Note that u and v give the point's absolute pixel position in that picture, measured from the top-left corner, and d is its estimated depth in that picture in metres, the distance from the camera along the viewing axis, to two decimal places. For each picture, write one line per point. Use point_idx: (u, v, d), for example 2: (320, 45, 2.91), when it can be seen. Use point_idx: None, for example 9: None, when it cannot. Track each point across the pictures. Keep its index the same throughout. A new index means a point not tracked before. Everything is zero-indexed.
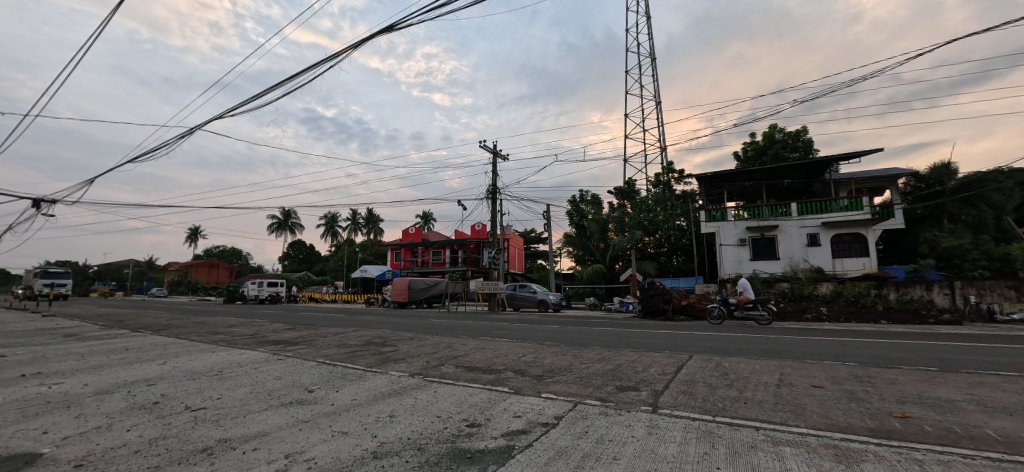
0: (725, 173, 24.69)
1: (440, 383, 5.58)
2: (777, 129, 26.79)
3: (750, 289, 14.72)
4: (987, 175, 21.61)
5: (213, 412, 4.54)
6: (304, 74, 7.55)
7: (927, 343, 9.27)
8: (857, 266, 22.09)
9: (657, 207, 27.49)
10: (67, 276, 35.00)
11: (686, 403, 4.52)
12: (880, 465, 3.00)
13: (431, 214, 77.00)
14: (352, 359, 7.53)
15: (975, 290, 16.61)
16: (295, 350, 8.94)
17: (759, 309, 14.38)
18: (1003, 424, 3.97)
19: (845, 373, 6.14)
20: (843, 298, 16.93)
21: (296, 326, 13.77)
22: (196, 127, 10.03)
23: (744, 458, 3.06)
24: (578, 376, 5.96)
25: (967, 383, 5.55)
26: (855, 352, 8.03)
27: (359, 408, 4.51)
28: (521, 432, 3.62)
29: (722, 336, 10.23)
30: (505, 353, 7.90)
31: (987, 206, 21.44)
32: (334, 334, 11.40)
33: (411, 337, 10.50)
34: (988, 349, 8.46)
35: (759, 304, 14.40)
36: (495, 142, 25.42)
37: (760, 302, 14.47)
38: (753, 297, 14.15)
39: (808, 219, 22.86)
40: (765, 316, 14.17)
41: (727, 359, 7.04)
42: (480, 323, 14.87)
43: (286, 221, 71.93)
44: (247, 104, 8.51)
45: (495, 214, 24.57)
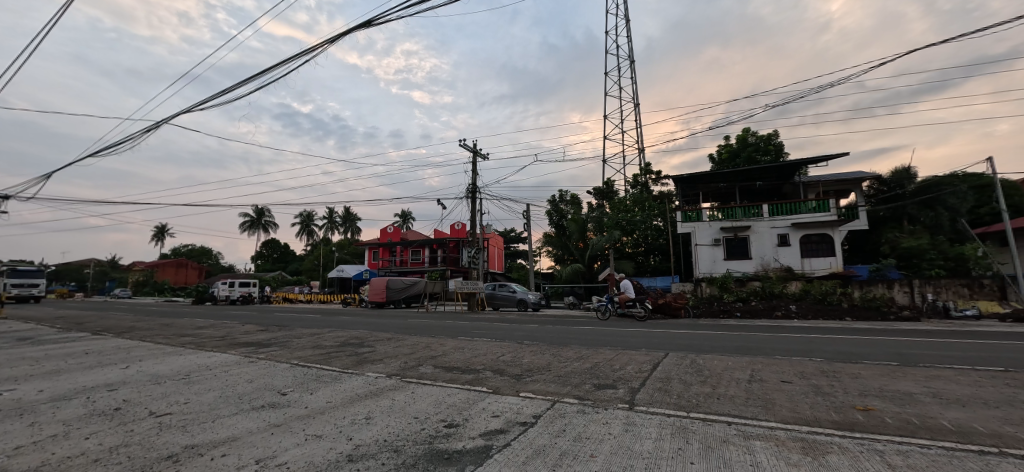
0: (700, 174, 25.26)
1: (418, 383, 5.53)
2: (750, 133, 27.60)
3: (630, 288, 16.53)
4: (943, 179, 22.83)
5: (179, 418, 4.35)
6: (278, 68, 7.59)
7: (889, 339, 9.69)
8: (824, 266, 22.96)
9: (635, 207, 27.92)
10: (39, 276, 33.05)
11: (661, 400, 4.60)
12: (844, 456, 3.11)
13: (409, 214, 76.13)
14: (327, 361, 7.36)
15: (932, 288, 17.50)
16: (267, 351, 8.69)
17: (637, 306, 16.37)
18: (957, 415, 4.20)
19: (812, 368, 6.39)
20: (810, 296, 17.68)
21: (269, 327, 13.36)
22: (164, 120, 9.78)
23: (717, 453, 3.13)
24: (555, 374, 5.99)
25: (924, 376, 5.85)
26: (821, 348, 8.34)
27: (334, 411, 4.41)
28: (499, 432, 3.61)
29: (696, 335, 10.49)
30: (484, 353, 7.87)
31: (943, 208, 22.66)
32: (310, 335, 11.12)
33: (388, 337, 10.33)
34: (944, 344, 8.91)
35: (636, 302, 16.43)
36: (474, 141, 25.26)
37: (638, 301, 16.47)
38: (632, 295, 16.06)
39: (778, 220, 23.64)
40: (640, 313, 16.16)
41: (701, 357, 7.20)
42: (460, 322, 14.81)
43: (259, 220, 69.91)
44: (218, 97, 8.43)
45: (474, 213, 24.48)
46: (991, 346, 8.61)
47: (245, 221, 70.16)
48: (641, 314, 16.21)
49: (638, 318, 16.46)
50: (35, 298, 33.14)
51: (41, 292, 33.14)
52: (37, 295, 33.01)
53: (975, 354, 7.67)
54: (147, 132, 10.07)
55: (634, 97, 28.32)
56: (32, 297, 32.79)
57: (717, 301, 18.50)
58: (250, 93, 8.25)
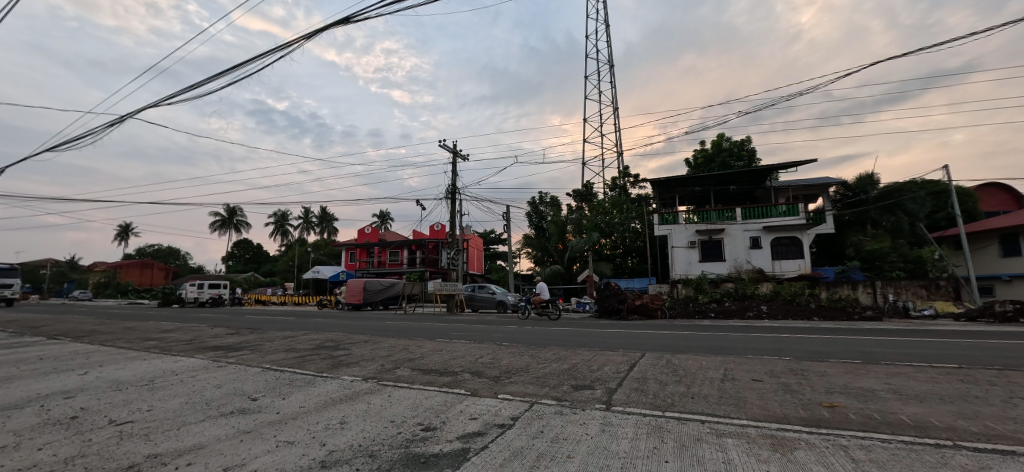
0: (677, 178, 25.81)
1: (394, 386, 5.44)
2: (724, 138, 28.39)
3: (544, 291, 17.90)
4: (903, 185, 23.98)
5: (141, 426, 4.16)
6: (251, 62, 7.39)
7: (855, 338, 10.09)
8: (793, 268, 23.73)
9: (613, 209, 28.27)
10: (10, 276, 31.05)
11: (638, 400, 4.67)
12: (811, 452, 3.22)
13: (388, 214, 75.22)
14: (301, 365, 7.19)
15: (893, 289, 18.47)
16: (238, 355, 8.39)
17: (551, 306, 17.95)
18: (914, 410, 4.42)
19: (782, 366, 6.59)
20: (781, 297, 18.30)
21: (241, 330, 12.96)
22: (129, 114, 9.40)
23: (691, 452, 3.19)
24: (534, 376, 6.00)
25: (886, 373, 6.11)
26: (790, 347, 8.65)
27: (307, 416, 4.30)
28: (477, 435, 3.60)
29: (672, 335, 10.71)
30: (462, 354, 7.82)
31: (903, 213, 23.81)
32: (283, 338, 10.82)
33: (366, 340, 10.16)
34: (903, 343, 9.39)
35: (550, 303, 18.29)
36: (455, 142, 25.10)
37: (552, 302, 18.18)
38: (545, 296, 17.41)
39: (750, 224, 24.37)
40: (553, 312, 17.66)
41: (676, 356, 7.35)
42: (439, 324, 14.73)
43: (231, 219, 67.61)
44: (188, 91, 8.15)
45: (454, 214, 24.35)
46: (943, 344, 9.14)
47: (216, 220, 67.80)
48: (553, 318, 18.91)
49: (551, 316, 18.86)
50: (6, 299, 30.80)
51: (12, 292, 30.98)
52: (10, 296, 30.87)
53: (930, 352, 8.13)
54: (110, 126, 9.59)
55: (613, 101, 28.70)
56: (6, 299, 30.63)
57: (692, 302, 18.85)
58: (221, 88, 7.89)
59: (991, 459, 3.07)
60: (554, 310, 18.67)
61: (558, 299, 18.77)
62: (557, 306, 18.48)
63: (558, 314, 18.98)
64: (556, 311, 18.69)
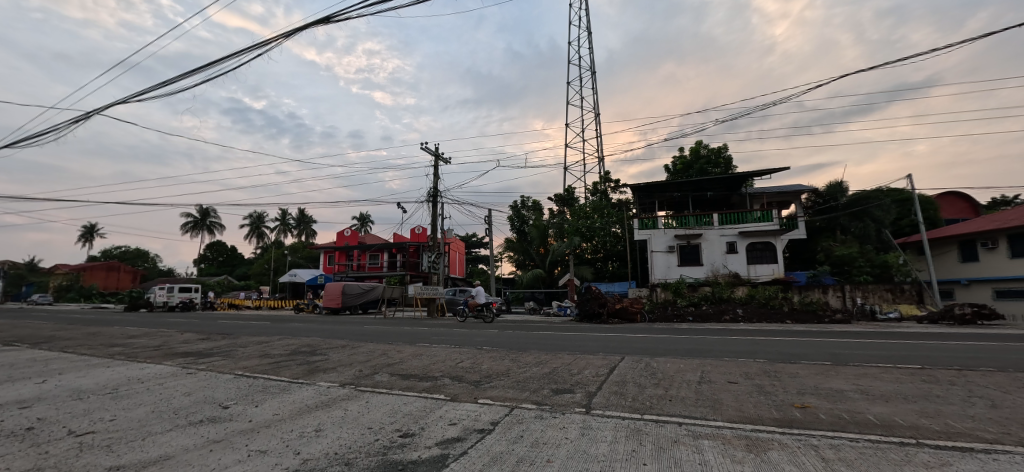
0: (656, 184, 26.31)
1: (372, 392, 5.34)
2: (702, 146, 29.09)
3: (482, 294, 19.20)
4: (870, 193, 25.04)
5: (102, 437, 3.96)
6: (227, 60, 7.22)
7: (825, 340, 10.44)
8: (767, 272, 24.39)
9: (594, 214, 28.63)
10: None
11: (617, 403, 4.71)
12: (783, 452, 3.30)
13: (368, 216, 74.22)
14: (275, 371, 6.98)
15: (861, 293, 19.21)
16: (208, 362, 8.10)
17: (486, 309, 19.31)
18: (880, 409, 4.60)
19: (756, 368, 6.76)
20: (755, 301, 18.81)
21: (213, 335, 12.52)
22: (97, 110, 9.05)
23: (669, 454, 3.24)
24: (514, 380, 6.00)
25: (854, 375, 6.33)
26: (765, 349, 8.87)
27: (280, 424, 4.18)
28: (456, 440, 3.56)
29: (650, 338, 10.85)
30: (443, 359, 7.76)
31: (870, 220, 24.83)
32: (257, 343, 10.51)
33: (344, 345, 9.97)
34: (869, 344, 9.78)
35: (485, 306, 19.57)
36: (436, 145, 25.09)
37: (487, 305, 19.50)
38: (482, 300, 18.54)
39: (727, 229, 24.99)
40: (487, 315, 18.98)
41: (654, 359, 7.46)
42: (419, 328, 14.55)
43: (203, 220, 65.46)
44: (160, 88, 7.91)
45: (435, 218, 24.18)
46: (907, 345, 9.57)
47: (188, 221, 65.57)
48: (489, 320, 19.95)
49: (486, 319, 20.02)
50: None
51: None
52: None
53: (895, 353, 8.48)
54: (74, 123, 9.18)
55: (595, 107, 29.10)
56: None
57: (671, 306, 19.15)
58: (196, 85, 7.67)
59: (950, 456, 3.21)
60: (489, 313, 19.86)
61: (495, 302, 19.94)
62: (492, 309, 19.81)
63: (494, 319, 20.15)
64: (491, 313, 19.84)
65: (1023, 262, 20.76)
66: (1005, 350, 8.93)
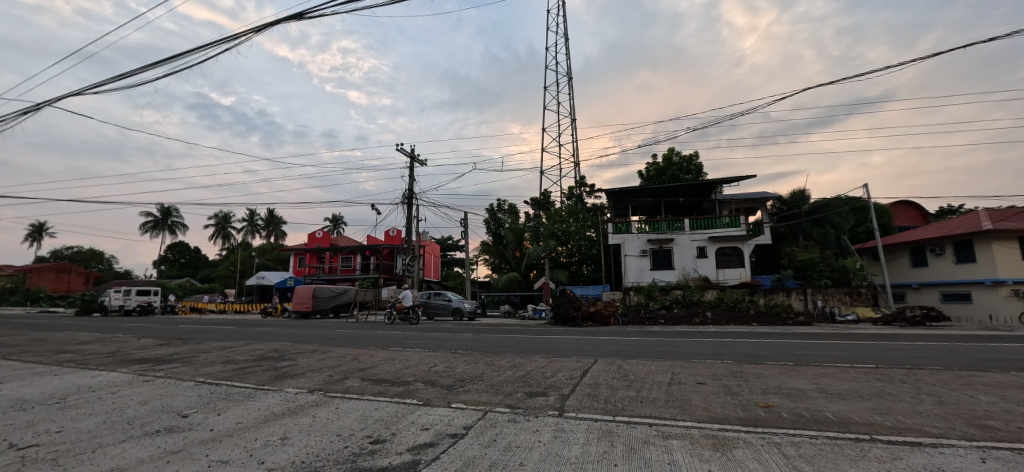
0: (630, 189, 26.82)
1: (342, 398, 5.21)
2: (674, 153, 29.92)
3: (410, 298, 19.99)
4: (831, 201, 26.24)
5: (48, 450, 3.70)
6: (193, 54, 6.93)
7: (787, 341, 10.89)
8: (735, 276, 25.17)
9: (570, 218, 28.92)
10: None
11: (590, 405, 4.76)
12: (747, 450, 3.41)
13: (341, 218, 72.66)
14: (240, 377, 6.72)
15: (822, 296, 20.12)
16: (167, 369, 7.70)
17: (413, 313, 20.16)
18: (838, 407, 4.82)
19: (722, 369, 6.97)
20: (724, 304, 19.41)
21: (172, 341, 11.93)
22: (48, 101, 8.51)
23: (639, 454, 3.30)
24: (488, 384, 5.97)
25: (814, 374, 6.63)
26: (732, 350, 9.17)
27: (245, 432, 4.03)
28: (428, 446, 3.52)
29: (623, 341, 11.04)
30: (416, 363, 7.65)
31: (830, 226, 26.04)
32: (220, 349, 10.07)
33: (314, 350, 9.69)
34: (828, 345, 10.26)
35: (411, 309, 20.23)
36: (412, 146, 24.92)
37: (413, 309, 20.23)
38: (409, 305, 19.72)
39: (697, 234, 25.69)
40: (414, 319, 20.11)
41: (627, 362, 7.58)
42: (391, 332, 14.35)
43: (165, 220, 62.50)
44: (118, 80, 7.53)
45: (410, 220, 23.88)
46: (860, 346, 10.09)
47: (147, 221, 62.41)
48: (414, 323, 20.40)
49: (411, 321, 20.44)
50: None
51: None
52: None
53: (851, 353, 8.92)
54: (22, 115, 8.61)
55: (571, 113, 29.48)
56: None
57: (644, 309, 19.57)
58: (158, 79, 7.34)
59: (901, 451, 3.39)
60: (415, 316, 20.32)
61: (421, 305, 20.49)
62: (418, 312, 20.37)
63: (419, 322, 20.75)
64: (417, 316, 20.27)
65: (967, 268, 22.19)
66: (948, 349, 9.55)
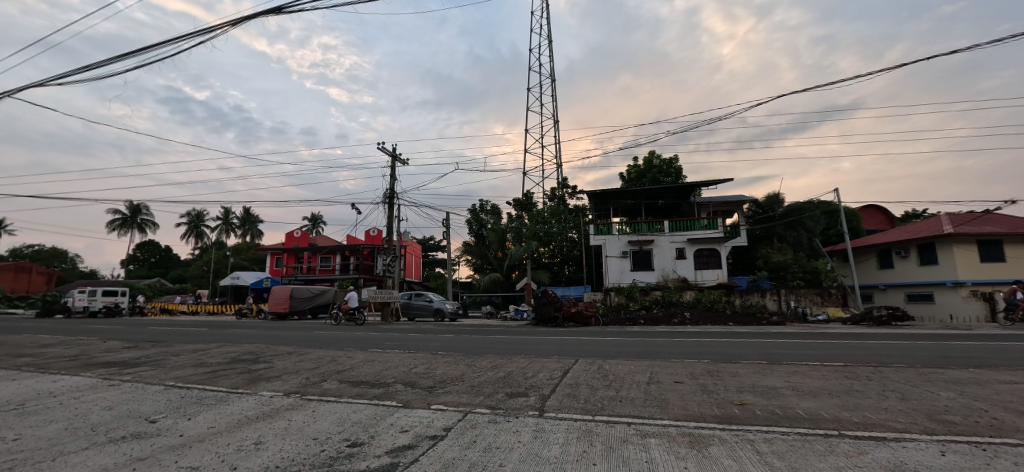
0: (611, 191, 27.17)
1: (319, 401, 5.11)
2: (655, 156, 30.43)
3: (356, 300, 20.00)
4: (804, 204, 27.04)
5: (2, 459, 3.51)
6: (165, 46, 6.70)
7: (762, 341, 11.20)
8: (713, 277, 25.72)
9: (552, 219, 29.08)
10: None
11: (570, 405, 4.80)
12: (721, 447, 3.50)
13: (319, 217, 71.23)
14: (213, 380, 6.53)
15: (794, 296, 20.78)
16: (134, 372, 7.41)
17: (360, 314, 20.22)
18: (808, 404, 4.99)
19: (699, 368, 7.13)
20: (702, 304, 19.84)
21: (140, 343, 11.48)
22: (6, 91, 8.08)
23: (618, 453, 3.34)
24: (469, 385, 5.95)
25: (787, 372, 6.84)
26: (709, 350, 9.38)
27: (217, 437, 3.91)
28: (407, 448, 3.48)
29: (603, 340, 11.17)
30: (396, 364, 7.57)
31: (803, 229, 26.85)
32: (192, 351, 9.74)
33: (290, 351, 9.49)
34: (800, 344, 10.60)
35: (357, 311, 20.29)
36: (394, 145, 24.61)
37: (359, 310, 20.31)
38: (356, 306, 19.68)
39: (677, 235, 26.18)
40: (361, 320, 20.19)
41: (607, 361, 7.67)
42: (371, 333, 14.15)
43: (134, 218, 60.19)
44: (85, 72, 7.22)
45: (392, 219, 23.59)
46: (830, 345, 10.47)
47: (115, 218, 59.88)
48: (360, 324, 20.41)
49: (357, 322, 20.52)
50: None
51: None
52: None
53: (823, 352, 9.23)
54: None
55: (554, 115, 29.64)
56: None
57: (624, 310, 19.83)
58: (128, 70, 7.06)
59: (867, 446, 3.52)
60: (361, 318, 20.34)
61: (367, 307, 20.58)
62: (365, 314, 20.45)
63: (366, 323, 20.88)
64: (364, 318, 20.32)
65: (930, 269, 23.23)
66: (911, 348, 9.98)
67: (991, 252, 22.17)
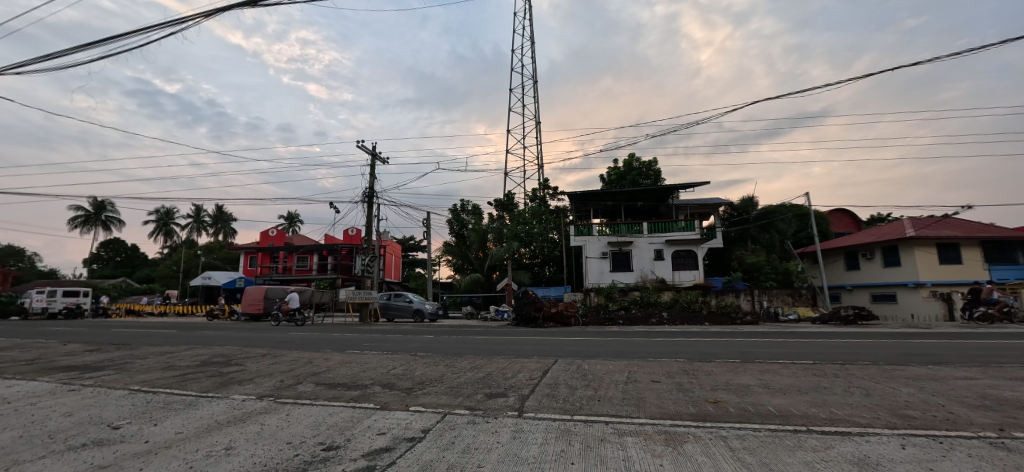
0: (592, 192, 27.49)
1: (293, 404, 4.98)
2: (634, 158, 30.91)
3: (297, 301, 19.82)
4: (776, 207, 27.88)
5: None
6: (134, 35, 6.42)
7: (737, 340, 11.50)
8: (690, 278, 26.29)
9: (533, 220, 29.18)
10: None
11: (549, 405, 4.82)
12: (695, 444, 3.59)
13: (296, 216, 69.58)
14: (182, 384, 6.30)
15: (767, 297, 21.45)
16: (96, 377, 7.05)
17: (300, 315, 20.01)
18: (779, 401, 5.15)
19: (676, 367, 7.26)
20: (679, 304, 20.26)
21: (104, 347, 10.96)
22: None
23: (595, 452, 3.37)
24: (448, 386, 5.92)
25: (759, 370, 7.04)
26: (685, 349, 9.55)
27: (185, 443, 3.78)
28: (384, 451, 3.44)
29: (583, 341, 11.27)
30: (373, 366, 7.44)
31: (776, 232, 27.66)
32: (159, 354, 9.37)
33: (264, 354, 9.22)
34: (772, 343, 10.95)
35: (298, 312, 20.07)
36: (374, 143, 24.24)
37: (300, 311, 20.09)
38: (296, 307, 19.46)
39: (655, 237, 26.65)
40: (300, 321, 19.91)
41: (586, 361, 7.74)
42: (349, 334, 13.91)
43: (98, 215, 57.57)
44: (46, 61, 6.87)
45: (371, 218, 23.25)
46: (800, 344, 10.84)
47: (77, 215, 57.04)
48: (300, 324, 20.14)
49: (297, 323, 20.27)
50: None
51: None
52: None
53: (794, 350, 9.54)
54: None
55: (536, 116, 29.75)
56: None
57: (603, 310, 20.06)
58: (92, 60, 6.70)
59: (833, 441, 3.66)
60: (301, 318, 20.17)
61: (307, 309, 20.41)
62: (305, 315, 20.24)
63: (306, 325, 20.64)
64: (304, 318, 20.14)
65: (893, 270, 24.30)
66: (877, 346, 10.42)
67: (949, 254, 23.33)
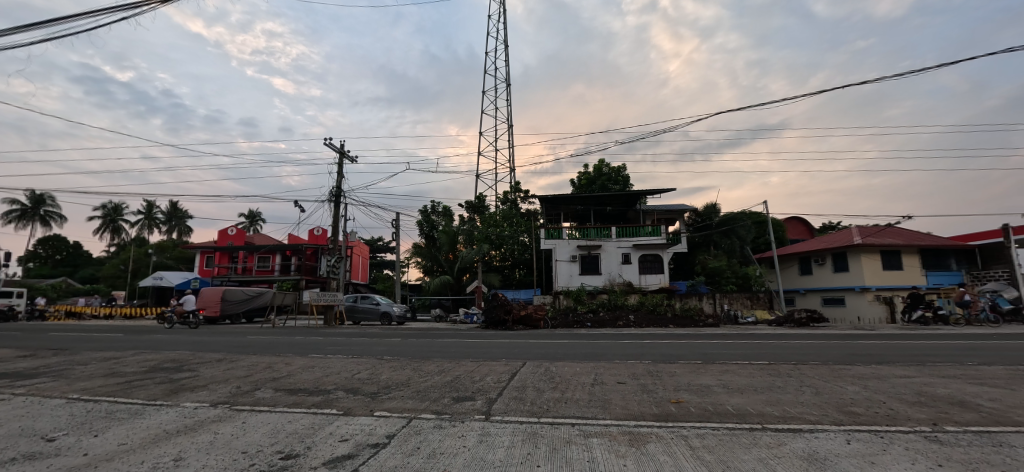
0: (562, 196, 27.86)
1: (251, 411, 4.78)
2: (604, 164, 31.57)
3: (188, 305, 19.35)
4: (737, 215, 29.12)
5: None
6: (81, 18, 5.99)
7: (698, 342, 11.92)
8: (655, 281, 26.94)
9: (504, 222, 29.26)
10: None
11: (516, 408, 4.84)
12: (657, 444, 3.69)
13: (258, 214, 66.82)
14: (127, 392, 5.91)
15: (727, 300, 22.33)
16: (30, 385, 6.49)
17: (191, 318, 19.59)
18: (737, 400, 5.36)
19: (641, 369, 7.41)
20: (645, 307, 20.82)
21: (37, 352, 10.10)
22: None
23: (561, 453, 3.42)
24: (414, 389, 5.83)
25: (719, 371, 7.30)
26: (651, 351, 9.79)
27: (130, 455, 3.54)
28: (347, 458, 3.34)
29: (552, 343, 11.37)
30: (338, 370, 7.24)
31: (737, 238, 28.86)
32: (102, 360, 8.73)
33: (220, 358, 8.79)
34: (732, 344, 11.41)
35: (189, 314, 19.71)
36: (342, 142, 23.63)
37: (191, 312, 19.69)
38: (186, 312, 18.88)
39: (623, 241, 27.26)
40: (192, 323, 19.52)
41: (554, 364, 7.78)
42: (312, 337, 13.46)
43: (37, 209, 53.43)
44: None
45: (338, 218, 22.64)
46: (757, 345, 11.33)
47: (12, 210, 52.77)
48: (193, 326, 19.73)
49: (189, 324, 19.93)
50: None
51: None
52: None
53: (750, 351, 9.98)
54: None
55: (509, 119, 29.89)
56: None
57: (572, 313, 20.32)
58: (34, 43, 6.25)
59: (785, 437, 3.86)
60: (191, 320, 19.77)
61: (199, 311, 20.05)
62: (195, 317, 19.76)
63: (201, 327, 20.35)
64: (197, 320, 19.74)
65: (843, 276, 25.83)
66: (827, 347, 11.03)
67: (892, 261, 25.04)
